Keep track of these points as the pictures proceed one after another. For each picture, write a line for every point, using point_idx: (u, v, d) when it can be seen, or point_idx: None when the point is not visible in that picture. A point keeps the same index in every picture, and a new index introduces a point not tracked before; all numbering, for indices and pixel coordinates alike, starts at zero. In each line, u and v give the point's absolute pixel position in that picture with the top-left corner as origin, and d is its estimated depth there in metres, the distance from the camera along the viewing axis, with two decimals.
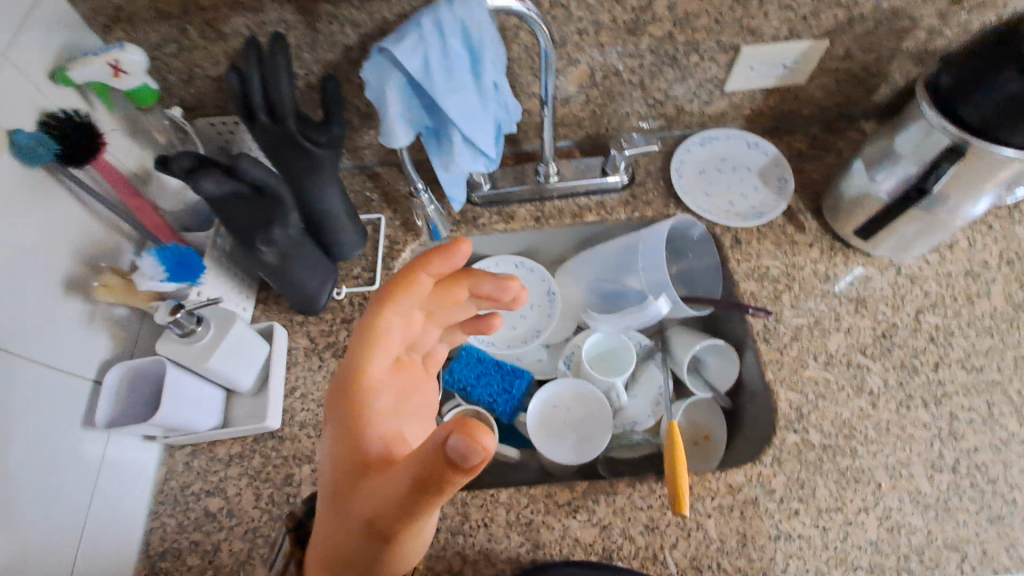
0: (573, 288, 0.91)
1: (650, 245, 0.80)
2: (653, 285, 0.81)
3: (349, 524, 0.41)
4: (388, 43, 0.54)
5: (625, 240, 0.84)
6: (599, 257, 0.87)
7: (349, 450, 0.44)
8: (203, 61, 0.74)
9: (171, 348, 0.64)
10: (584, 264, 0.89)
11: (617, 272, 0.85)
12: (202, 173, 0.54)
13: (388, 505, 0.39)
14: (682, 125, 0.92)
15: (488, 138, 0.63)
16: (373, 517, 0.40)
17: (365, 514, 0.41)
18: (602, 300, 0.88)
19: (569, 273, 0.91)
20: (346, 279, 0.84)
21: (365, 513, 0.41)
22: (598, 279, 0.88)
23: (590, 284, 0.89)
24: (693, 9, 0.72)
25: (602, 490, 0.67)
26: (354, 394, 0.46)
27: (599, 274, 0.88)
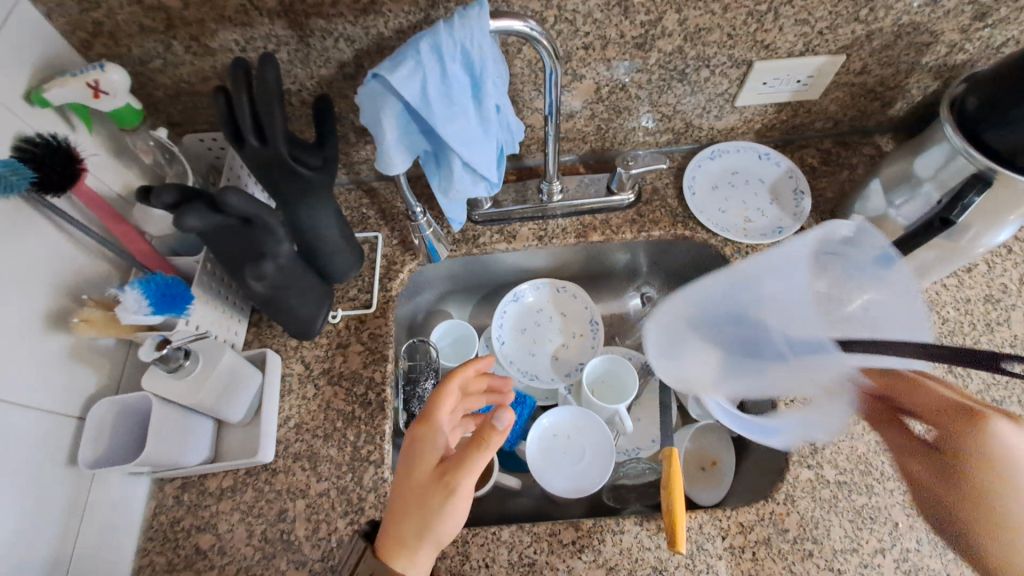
0: (689, 338, 0.58)
1: (782, 277, 0.49)
2: (803, 336, 0.49)
3: (413, 492, 0.55)
4: (383, 68, 0.50)
5: (727, 270, 0.52)
6: (706, 295, 0.54)
7: (417, 449, 0.57)
8: (191, 77, 0.70)
9: (159, 384, 0.61)
10: (687, 310, 0.56)
11: (739, 325, 0.53)
12: (187, 209, 0.50)
13: (452, 474, 0.54)
14: (690, 140, 0.89)
15: (489, 163, 0.59)
16: (434, 487, 0.55)
17: (428, 484, 0.55)
18: (711, 357, 0.57)
19: (670, 325, 0.59)
20: (342, 301, 0.82)
21: (427, 481, 0.55)
22: (717, 328, 0.55)
23: (697, 338, 0.57)
24: (705, 23, 0.69)
25: (608, 529, 0.64)
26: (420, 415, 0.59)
27: (720, 324, 0.54)
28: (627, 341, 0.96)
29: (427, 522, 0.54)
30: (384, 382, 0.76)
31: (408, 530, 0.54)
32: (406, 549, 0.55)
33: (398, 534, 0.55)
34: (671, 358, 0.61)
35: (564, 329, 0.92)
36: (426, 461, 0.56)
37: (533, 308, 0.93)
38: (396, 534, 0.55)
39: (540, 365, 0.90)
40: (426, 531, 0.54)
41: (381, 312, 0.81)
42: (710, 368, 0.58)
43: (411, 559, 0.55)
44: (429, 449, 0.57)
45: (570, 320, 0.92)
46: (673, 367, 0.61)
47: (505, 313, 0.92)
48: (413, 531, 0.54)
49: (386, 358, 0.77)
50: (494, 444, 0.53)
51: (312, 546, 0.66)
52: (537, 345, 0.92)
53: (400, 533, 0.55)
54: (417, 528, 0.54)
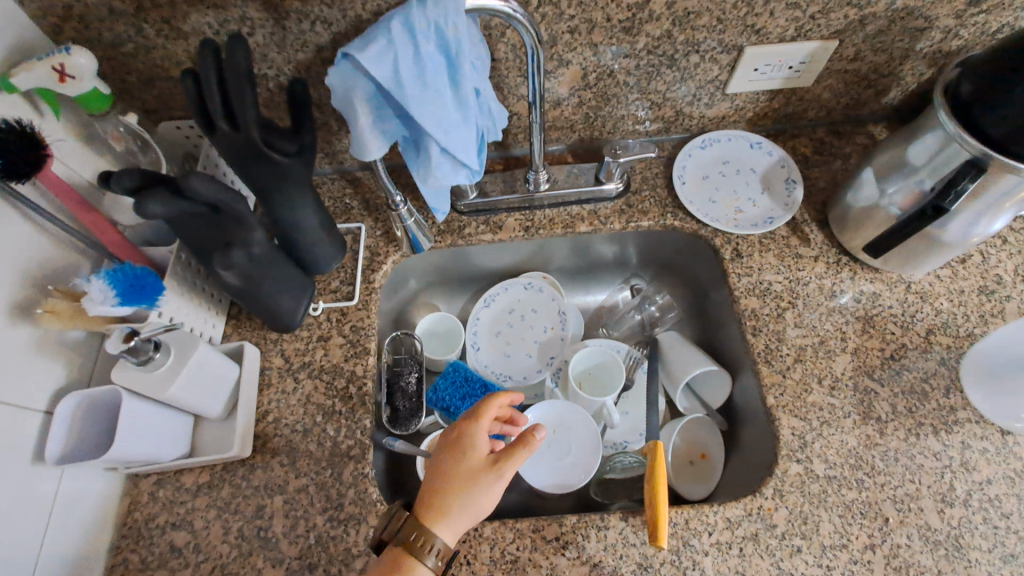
0: (1011, 378, 0.64)
1: None
2: None
3: (462, 473, 0.56)
4: (353, 48, 0.48)
5: None
6: None
7: (467, 435, 0.59)
8: (164, 61, 0.68)
9: (127, 376, 0.59)
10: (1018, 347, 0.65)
11: None
12: (149, 195, 0.48)
13: (505, 461, 0.56)
14: (680, 129, 0.87)
15: (469, 149, 0.57)
16: (486, 471, 0.56)
17: (479, 469, 0.56)
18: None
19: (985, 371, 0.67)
20: (324, 292, 0.80)
21: (476, 466, 0.57)
22: None
23: None
24: (693, 7, 0.67)
25: (593, 524, 0.63)
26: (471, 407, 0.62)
27: None
28: (614, 334, 0.92)
29: (472, 501, 0.55)
30: (366, 376, 0.74)
31: (454, 507, 0.55)
32: (449, 523, 0.55)
33: (443, 508, 0.55)
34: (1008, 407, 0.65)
35: (537, 326, 0.91)
36: (478, 448, 0.58)
37: (505, 309, 0.92)
38: (440, 507, 0.55)
39: (513, 366, 0.89)
40: (471, 509, 0.55)
41: (364, 305, 0.79)
42: None
43: (451, 533, 0.55)
44: (479, 437, 0.59)
45: (539, 317, 0.91)
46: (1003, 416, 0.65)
47: (479, 318, 0.91)
48: (458, 508, 0.55)
49: (368, 351, 0.76)
50: (538, 444, 0.55)
51: (289, 543, 0.64)
52: (511, 347, 0.90)
53: (446, 506, 0.55)
54: (464, 505, 0.55)
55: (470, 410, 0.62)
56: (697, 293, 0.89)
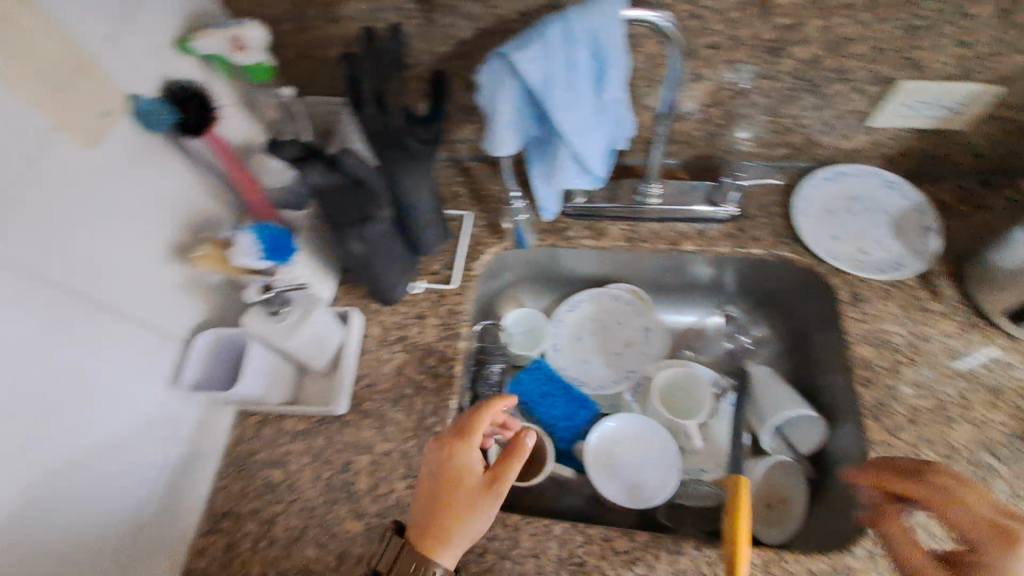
0: None
1: None
2: None
3: (456, 498, 0.54)
4: (511, 49, 0.49)
5: None
6: None
7: (457, 456, 0.57)
8: (321, 42, 0.74)
9: (257, 324, 0.64)
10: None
11: None
12: (310, 164, 0.54)
13: (499, 479, 0.55)
14: (806, 157, 0.83)
15: (598, 155, 0.58)
16: (482, 492, 0.54)
17: (475, 491, 0.54)
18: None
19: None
20: (426, 273, 0.84)
21: (472, 490, 0.55)
22: None
23: None
24: (850, 34, 0.64)
25: (665, 547, 0.62)
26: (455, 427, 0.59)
27: None
28: (701, 358, 0.91)
29: (472, 525, 0.54)
30: (456, 358, 0.77)
31: (453, 536, 0.53)
32: (449, 553, 0.53)
33: (441, 537, 0.53)
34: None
35: (619, 338, 0.91)
36: (470, 468, 0.56)
37: (588, 317, 0.93)
38: (438, 538, 0.53)
39: (592, 373, 0.89)
40: (469, 534, 0.54)
41: (462, 290, 0.82)
42: None
43: (450, 565, 0.53)
44: (469, 457, 0.57)
45: (623, 328, 0.92)
46: None
47: (560, 322, 0.93)
48: (457, 535, 0.53)
49: (461, 335, 0.79)
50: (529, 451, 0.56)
51: (370, 500, 0.68)
52: (590, 354, 0.91)
53: (444, 536, 0.53)
54: (461, 533, 0.53)
55: (456, 428, 0.60)
56: (798, 331, 0.85)
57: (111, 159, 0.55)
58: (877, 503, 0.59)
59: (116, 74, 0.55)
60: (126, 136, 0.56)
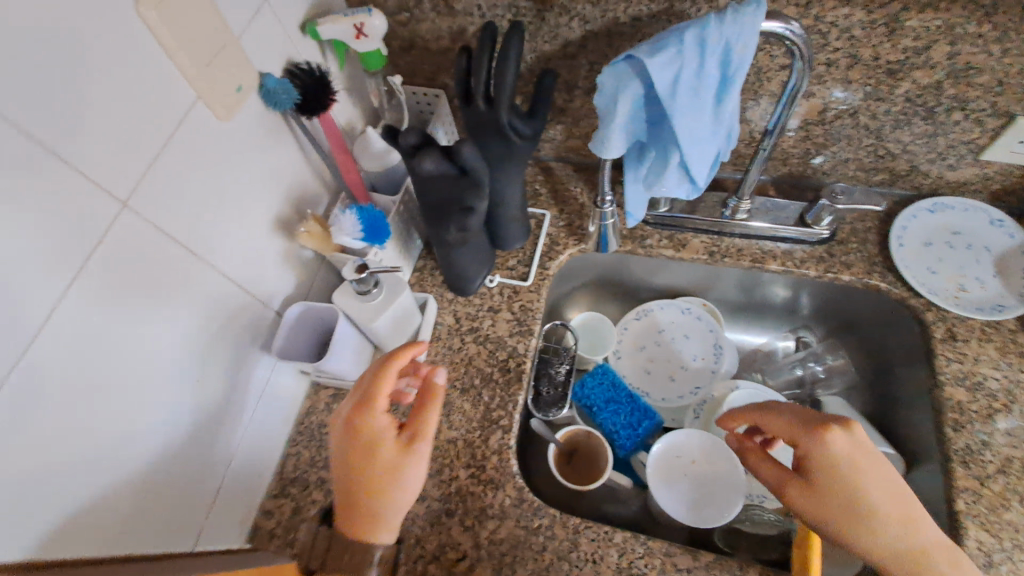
0: None
1: None
2: None
3: (381, 468, 0.54)
4: (640, 51, 0.49)
5: None
6: None
7: (369, 425, 0.55)
8: (427, 34, 0.76)
9: (346, 301, 0.66)
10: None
11: None
12: (425, 152, 0.55)
13: (419, 439, 0.55)
14: (906, 185, 0.79)
15: (704, 166, 0.57)
16: (406, 456, 0.55)
17: (397, 456, 0.55)
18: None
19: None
20: (501, 268, 0.85)
21: (392, 455, 0.55)
22: None
23: None
24: (980, 61, 0.61)
25: (728, 568, 0.62)
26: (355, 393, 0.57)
27: None
28: (768, 381, 0.89)
29: (404, 487, 0.55)
30: (525, 355, 0.78)
31: (385, 505, 0.54)
32: (384, 522, 0.55)
33: (372, 509, 0.54)
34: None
35: (685, 351, 0.90)
36: (385, 435, 0.55)
37: (655, 327, 0.92)
38: (368, 510, 0.54)
39: (654, 384, 0.89)
40: (403, 498, 0.55)
41: (535, 288, 0.83)
42: None
43: (389, 532, 0.55)
44: (381, 424, 0.55)
45: (691, 343, 0.90)
46: None
47: (626, 328, 0.93)
48: (388, 502, 0.54)
49: (532, 333, 0.79)
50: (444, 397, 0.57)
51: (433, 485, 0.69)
52: (654, 365, 0.90)
53: (376, 508, 0.54)
54: (393, 500, 0.54)
55: (357, 393, 0.57)
56: (878, 364, 0.82)
57: (237, 130, 0.58)
58: (744, 445, 0.60)
59: (251, 52, 0.58)
60: (252, 111, 0.59)
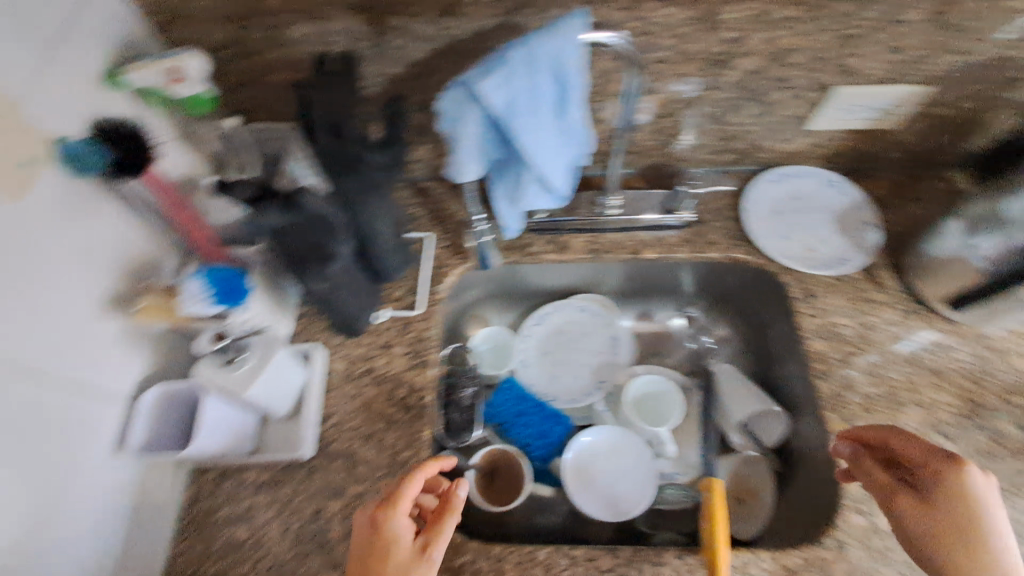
0: None
1: None
2: None
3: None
4: (472, 75, 0.47)
5: None
6: None
7: (386, 528, 0.52)
8: (260, 67, 0.70)
9: (211, 375, 0.59)
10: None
11: None
12: (264, 204, 0.51)
13: (435, 544, 0.51)
14: (753, 161, 0.86)
15: (561, 176, 0.58)
16: (419, 564, 0.50)
17: (409, 565, 0.50)
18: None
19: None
20: (389, 300, 0.81)
21: (404, 559, 0.50)
22: None
23: None
24: (793, 43, 0.66)
25: (648, 559, 0.64)
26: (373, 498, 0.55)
27: None
28: (668, 362, 0.93)
29: None
30: (426, 388, 0.75)
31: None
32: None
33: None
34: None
35: (588, 348, 0.91)
36: (401, 540, 0.51)
37: (556, 329, 0.93)
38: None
39: (562, 387, 0.89)
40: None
41: (427, 315, 0.80)
42: None
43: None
44: (399, 527, 0.52)
45: (591, 338, 0.92)
46: None
47: (529, 335, 0.92)
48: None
49: (430, 363, 0.77)
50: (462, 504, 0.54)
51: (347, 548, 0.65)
52: (560, 368, 0.91)
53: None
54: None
55: (379, 499, 0.55)
56: (757, 327, 0.89)
57: (40, 213, 0.50)
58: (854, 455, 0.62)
59: (39, 120, 0.50)
60: (52, 188, 0.51)
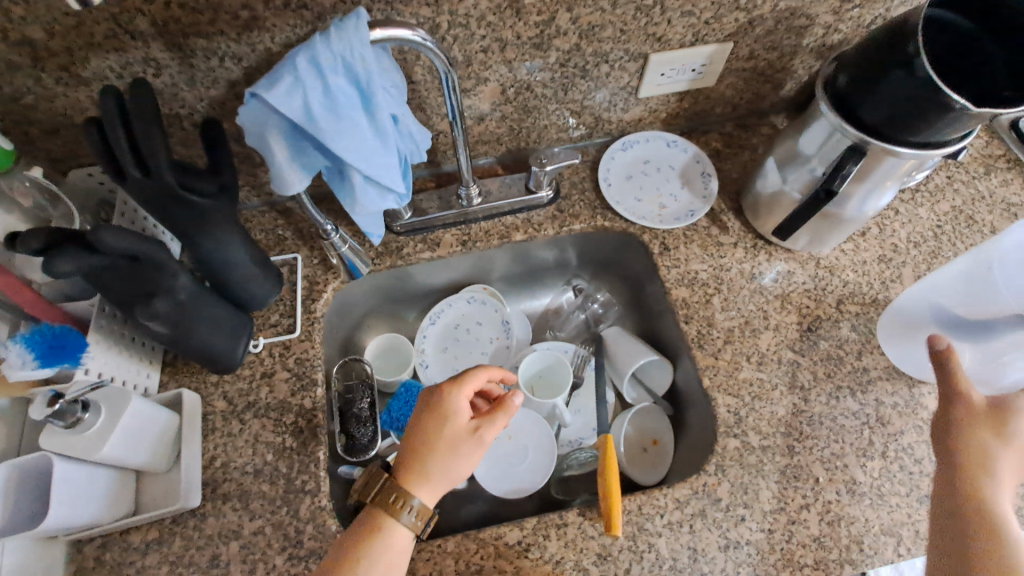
0: (919, 330, 0.70)
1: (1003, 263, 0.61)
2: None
3: (442, 439, 0.59)
4: (259, 88, 0.49)
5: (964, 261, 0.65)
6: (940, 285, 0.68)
7: (447, 403, 0.61)
8: (67, 110, 0.65)
9: (54, 441, 0.57)
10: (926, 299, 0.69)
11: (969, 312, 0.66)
12: (57, 251, 0.47)
13: (485, 427, 0.60)
14: (602, 133, 0.91)
15: (393, 174, 0.58)
16: (468, 438, 0.60)
17: (459, 436, 0.60)
18: (954, 339, 0.67)
19: (902, 326, 0.72)
20: (264, 328, 0.78)
21: (456, 431, 0.60)
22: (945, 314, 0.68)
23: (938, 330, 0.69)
24: (597, 21, 0.71)
25: (552, 523, 0.66)
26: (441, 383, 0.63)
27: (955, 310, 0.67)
28: (561, 335, 0.98)
29: (453, 461, 0.59)
30: (315, 409, 0.74)
31: (433, 468, 0.58)
32: (428, 483, 0.58)
33: (423, 469, 0.58)
34: (921, 361, 0.71)
35: (483, 337, 0.93)
36: (457, 416, 0.60)
37: (451, 324, 0.94)
38: (420, 469, 0.58)
39: None
40: (449, 471, 0.59)
41: (306, 336, 0.78)
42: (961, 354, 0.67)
43: (430, 493, 0.58)
44: (458, 405, 0.61)
45: (484, 327, 0.93)
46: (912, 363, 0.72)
47: (425, 335, 0.92)
48: (438, 470, 0.59)
49: (316, 383, 0.75)
50: (517, 408, 0.61)
51: None
52: (460, 360, 0.91)
53: (425, 466, 0.59)
54: (442, 466, 0.59)
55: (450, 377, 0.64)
56: (635, 287, 0.94)
57: None
58: None
59: None
60: None
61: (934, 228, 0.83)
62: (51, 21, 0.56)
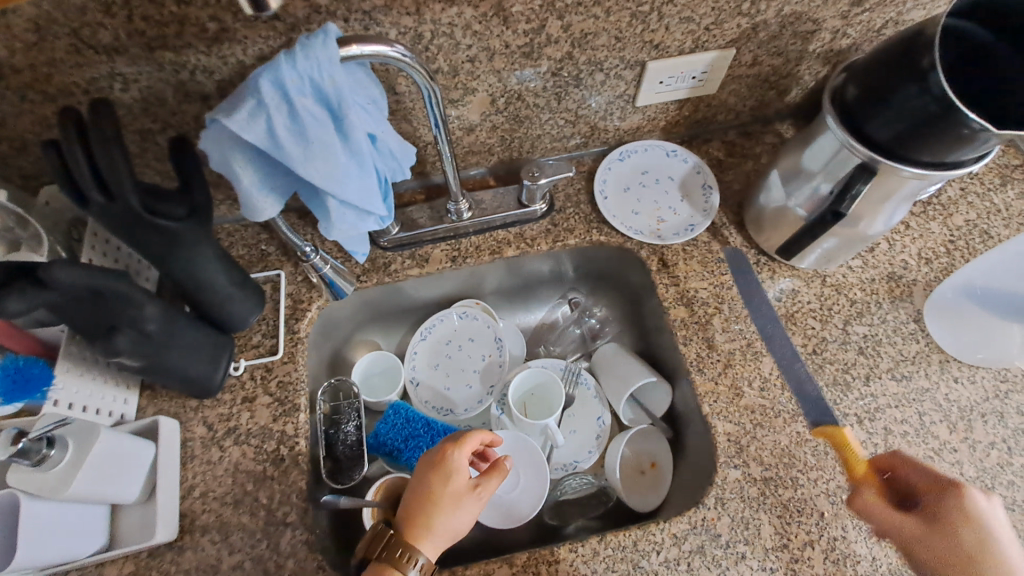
0: (963, 313, 0.72)
1: None
2: None
3: (445, 495, 0.59)
4: (221, 113, 0.46)
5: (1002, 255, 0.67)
6: (981, 275, 0.69)
7: (450, 460, 0.61)
8: (31, 126, 0.62)
9: (18, 480, 0.53)
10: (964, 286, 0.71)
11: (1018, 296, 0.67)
12: (6, 291, 0.45)
13: (484, 486, 0.61)
14: (599, 142, 0.87)
15: (371, 196, 0.55)
16: (469, 493, 0.60)
17: (461, 491, 0.60)
18: (1001, 320, 0.69)
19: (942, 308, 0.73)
20: (246, 349, 0.75)
21: (458, 489, 0.60)
22: (989, 298, 0.69)
23: (984, 313, 0.70)
24: (590, 28, 0.67)
25: (543, 560, 0.63)
26: (444, 441, 0.63)
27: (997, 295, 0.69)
28: (555, 350, 0.94)
29: (454, 518, 0.59)
30: (298, 435, 0.71)
31: (436, 525, 0.58)
32: (432, 538, 0.58)
33: (427, 524, 0.58)
34: (967, 340, 0.72)
35: (474, 354, 0.89)
36: (460, 473, 0.61)
37: (442, 340, 0.90)
38: (424, 522, 0.58)
39: (455, 399, 0.87)
40: (451, 526, 0.59)
41: (289, 358, 0.75)
42: (1009, 338, 0.69)
43: (433, 548, 0.58)
44: (460, 463, 0.61)
45: (477, 344, 0.89)
46: (963, 351, 0.72)
47: (415, 352, 0.89)
48: (440, 524, 0.58)
49: (299, 408, 0.72)
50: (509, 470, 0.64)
51: None
52: (451, 379, 0.88)
53: (429, 521, 0.58)
54: (445, 521, 0.59)
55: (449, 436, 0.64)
56: (633, 302, 0.90)
57: None
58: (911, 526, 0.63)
59: None
60: None
61: (947, 243, 0.79)
62: (6, 35, 0.53)
